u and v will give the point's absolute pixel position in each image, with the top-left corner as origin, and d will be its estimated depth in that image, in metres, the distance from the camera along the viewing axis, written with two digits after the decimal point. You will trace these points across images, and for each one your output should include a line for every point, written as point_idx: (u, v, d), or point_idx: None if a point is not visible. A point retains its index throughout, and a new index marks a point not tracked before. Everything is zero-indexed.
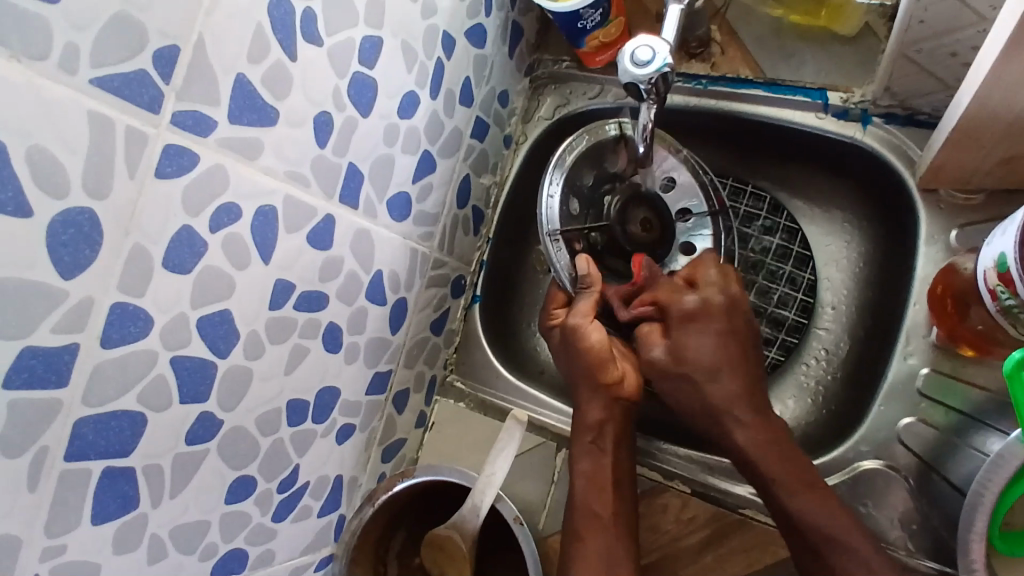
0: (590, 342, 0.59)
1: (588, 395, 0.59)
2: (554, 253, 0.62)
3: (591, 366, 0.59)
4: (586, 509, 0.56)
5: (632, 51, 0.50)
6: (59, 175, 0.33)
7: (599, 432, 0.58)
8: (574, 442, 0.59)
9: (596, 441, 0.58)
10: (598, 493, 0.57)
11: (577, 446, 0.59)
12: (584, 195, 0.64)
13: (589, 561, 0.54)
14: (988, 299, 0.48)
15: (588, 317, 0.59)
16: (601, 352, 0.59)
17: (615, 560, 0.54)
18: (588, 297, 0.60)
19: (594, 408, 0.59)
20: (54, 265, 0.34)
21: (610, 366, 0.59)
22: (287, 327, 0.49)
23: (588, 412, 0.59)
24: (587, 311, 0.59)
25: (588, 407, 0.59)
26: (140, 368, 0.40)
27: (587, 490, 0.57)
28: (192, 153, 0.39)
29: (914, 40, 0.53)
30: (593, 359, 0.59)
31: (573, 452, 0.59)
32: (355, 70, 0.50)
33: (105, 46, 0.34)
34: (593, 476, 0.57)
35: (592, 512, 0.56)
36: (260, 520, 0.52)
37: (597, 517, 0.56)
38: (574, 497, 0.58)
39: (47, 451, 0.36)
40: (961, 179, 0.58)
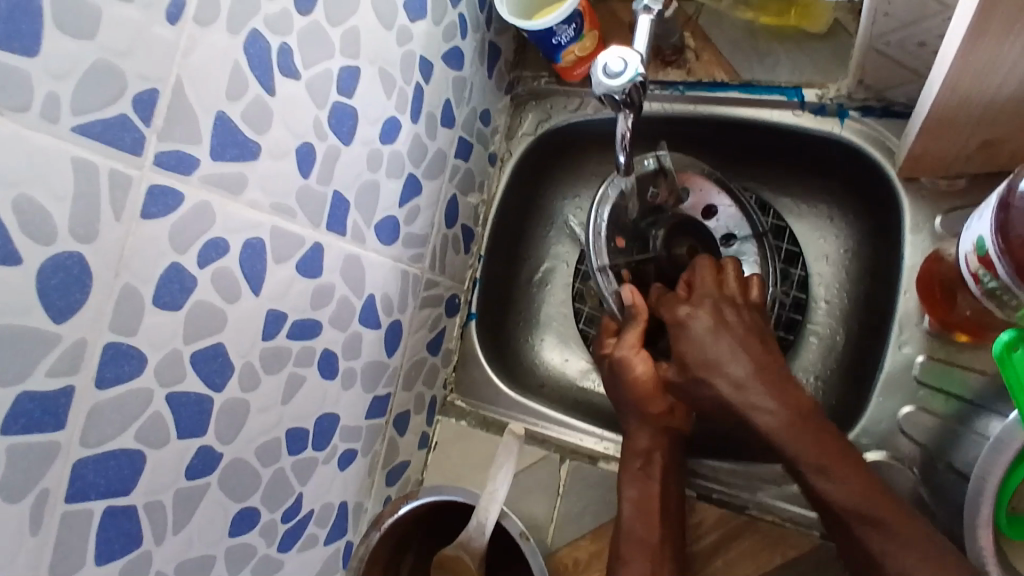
0: (635, 374, 0.61)
1: (637, 425, 0.61)
2: (603, 285, 0.64)
3: (637, 397, 0.61)
4: (630, 533, 0.57)
5: (604, 64, 0.51)
6: (45, 222, 0.34)
7: (647, 459, 0.59)
8: (623, 468, 0.60)
9: (644, 469, 0.59)
10: (644, 518, 0.57)
11: (626, 472, 0.59)
12: (628, 231, 0.66)
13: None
14: (972, 283, 0.48)
15: (635, 348, 0.61)
16: (646, 382, 0.61)
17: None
18: (634, 328, 0.62)
19: (643, 437, 0.60)
20: (45, 309, 0.35)
21: (656, 397, 0.61)
22: (282, 356, 0.50)
23: (636, 439, 0.60)
24: (632, 342, 0.61)
25: (636, 435, 0.60)
26: (137, 406, 0.40)
27: (633, 513, 0.58)
28: (177, 191, 0.40)
29: (882, 32, 0.54)
30: (637, 391, 0.61)
31: (622, 478, 0.60)
32: (335, 100, 0.51)
33: (85, 94, 0.35)
34: (642, 503, 0.58)
35: (638, 537, 0.56)
36: (266, 551, 0.52)
37: (646, 542, 0.56)
38: (622, 524, 0.58)
39: (48, 493, 0.36)
40: (941, 166, 0.58)
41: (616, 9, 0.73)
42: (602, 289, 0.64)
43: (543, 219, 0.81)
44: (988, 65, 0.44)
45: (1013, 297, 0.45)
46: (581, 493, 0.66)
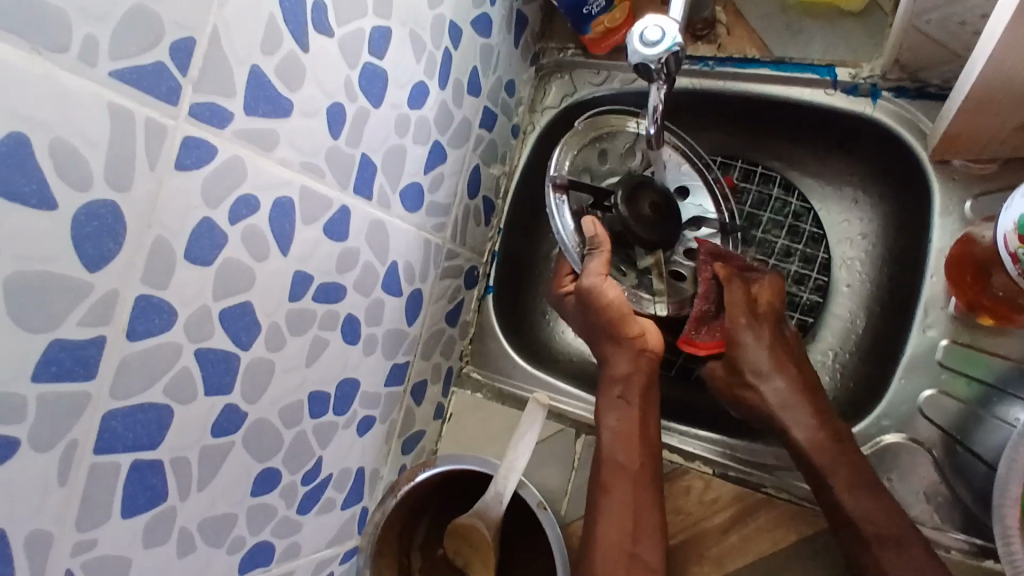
0: (608, 300, 0.59)
1: (614, 350, 0.61)
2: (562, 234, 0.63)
3: (611, 322, 0.60)
4: (613, 462, 0.58)
5: (640, 31, 0.51)
6: (82, 168, 0.33)
7: (627, 384, 0.60)
8: (603, 394, 0.61)
9: (626, 396, 0.60)
10: (626, 444, 0.58)
11: (606, 399, 0.60)
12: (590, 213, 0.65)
13: (617, 507, 0.56)
14: (1010, 264, 0.48)
15: (602, 276, 0.59)
16: (619, 309, 0.59)
17: (641, 507, 0.56)
18: (598, 258, 0.60)
19: (622, 360, 0.60)
20: (79, 256, 0.34)
21: (629, 322, 0.60)
22: (307, 319, 0.50)
23: (617, 366, 0.61)
24: (599, 270, 0.59)
25: (615, 360, 0.61)
26: (165, 361, 0.40)
27: (614, 442, 0.59)
28: (210, 145, 0.39)
29: (923, 10, 0.52)
30: (609, 316, 0.60)
31: (603, 404, 0.60)
32: (366, 61, 0.50)
33: (123, 39, 0.34)
34: (623, 429, 0.59)
35: (621, 465, 0.57)
36: (286, 512, 0.52)
37: (625, 467, 0.57)
38: (603, 448, 0.59)
39: (77, 444, 0.36)
40: (974, 150, 0.58)
41: None
42: (563, 241, 0.63)
43: None
44: None
45: None
46: None
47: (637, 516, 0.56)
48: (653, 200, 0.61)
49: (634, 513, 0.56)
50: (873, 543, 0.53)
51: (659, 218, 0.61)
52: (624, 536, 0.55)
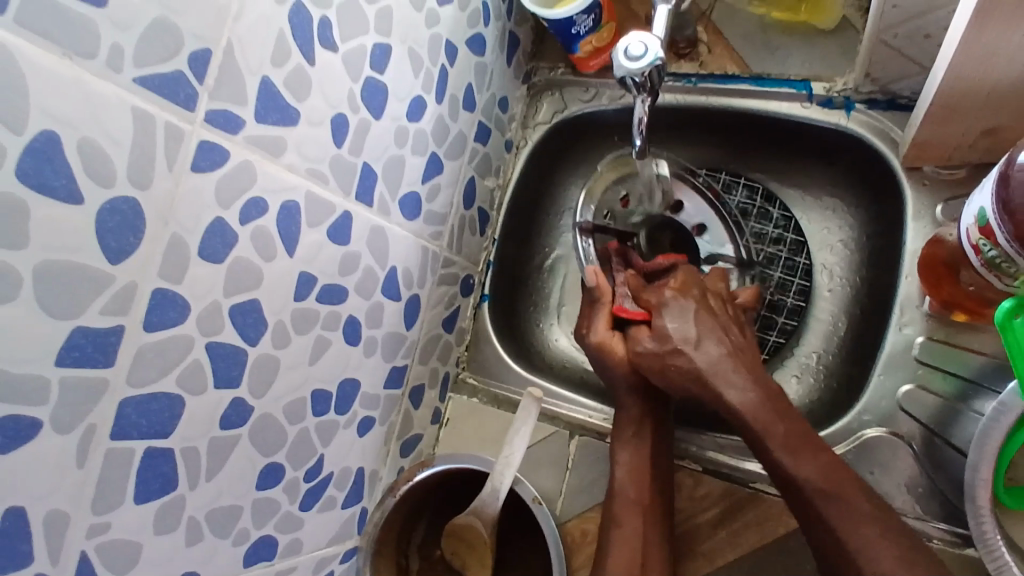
0: (616, 354, 0.62)
1: (627, 394, 0.63)
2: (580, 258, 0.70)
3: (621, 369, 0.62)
4: (623, 497, 0.59)
5: (625, 47, 0.54)
6: (106, 166, 0.36)
7: (640, 427, 0.61)
8: (617, 435, 0.62)
9: (639, 437, 0.61)
10: (638, 482, 0.59)
11: (619, 439, 0.62)
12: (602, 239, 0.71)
13: (624, 542, 0.57)
14: (972, 256, 0.51)
15: (608, 332, 0.63)
16: (632, 358, 0.62)
17: (649, 542, 0.57)
18: (602, 312, 0.64)
19: (638, 405, 0.62)
20: (102, 249, 0.37)
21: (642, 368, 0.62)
22: (311, 318, 0.52)
23: (628, 409, 0.62)
24: (604, 326, 0.63)
25: (628, 404, 0.62)
26: (177, 352, 0.42)
27: (626, 480, 0.60)
28: (223, 149, 0.42)
29: (889, 25, 0.56)
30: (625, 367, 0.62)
31: (615, 445, 0.62)
32: (367, 75, 0.53)
33: (146, 49, 0.37)
34: (635, 469, 0.60)
35: (632, 500, 0.58)
36: (288, 508, 0.54)
37: (637, 505, 0.58)
38: (615, 485, 0.60)
39: (94, 429, 0.38)
40: (943, 157, 0.61)
41: (631, 4, 0.76)
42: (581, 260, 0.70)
43: (557, 206, 0.84)
44: (989, 52, 0.47)
45: (1013, 265, 0.47)
46: (589, 467, 0.67)
47: (646, 550, 0.57)
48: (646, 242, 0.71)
49: (643, 546, 0.57)
50: (817, 501, 0.52)
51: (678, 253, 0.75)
52: (631, 568, 0.56)
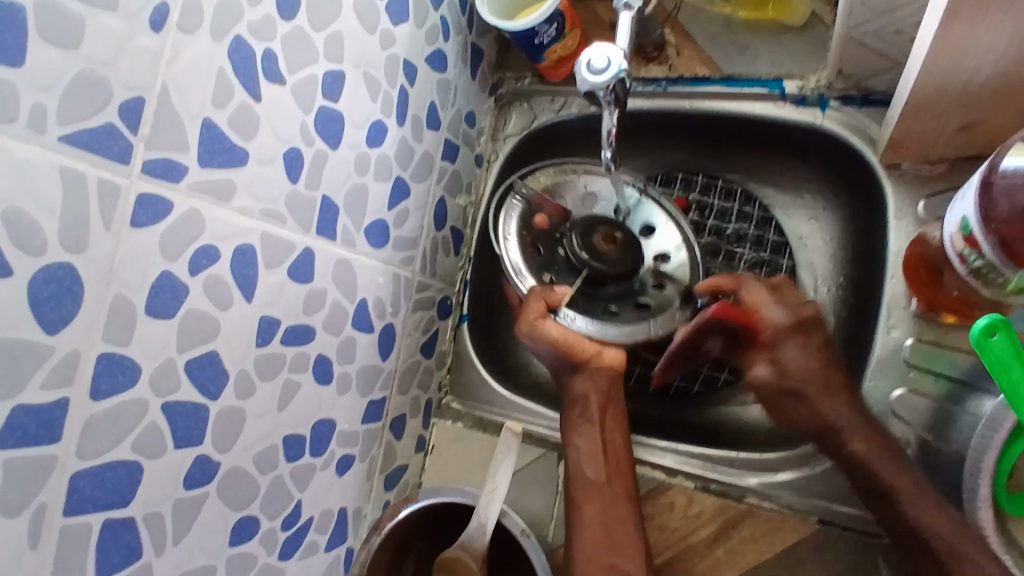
0: (551, 337, 0.61)
1: (570, 376, 0.63)
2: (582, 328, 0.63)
3: (559, 356, 0.62)
4: (580, 478, 0.58)
5: (587, 60, 0.52)
6: (34, 233, 0.34)
7: (583, 403, 0.61)
8: (563, 417, 0.62)
9: (585, 416, 0.61)
10: (590, 457, 0.59)
11: (567, 421, 0.61)
12: (543, 234, 0.68)
13: (590, 521, 0.56)
14: (957, 264, 0.49)
15: (535, 319, 0.61)
16: (565, 338, 0.61)
17: (614, 518, 0.56)
18: (536, 300, 0.62)
19: (578, 383, 0.62)
20: (37, 321, 0.34)
21: (583, 346, 0.62)
22: (276, 362, 0.50)
23: (572, 388, 0.62)
24: (534, 315, 0.61)
25: (571, 384, 0.62)
26: (133, 417, 0.40)
27: (580, 457, 0.59)
28: (166, 200, 0.40)
29: (859, 22, 0.54)
30: (561, 352, 0.61)
31: (563, 424, 0.62)
32: (320, 105, 0.51)
33: (71, 104, 0.35)
34: (588, 447, 0.59)
35: (588, 478, 0.58)
36: (267, 559, 0.52)
37: (592, 483, 0.57)
38: (569, 465, 0.59)
39: (46, 507, 0.36)
40: (921, 152, 0.59)
41: (596, 8, 0.74)
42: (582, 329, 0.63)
43: None
44: (962, 48, 0.45)
45: (999, 275, 0.46)
46: None
47: (612, 527, 0.55)
48: (607, 235, 0.67)
49: (608, 523, 0.55)
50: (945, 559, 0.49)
51: (615, 249, 0.66)
52: (601, 546, 0.54)
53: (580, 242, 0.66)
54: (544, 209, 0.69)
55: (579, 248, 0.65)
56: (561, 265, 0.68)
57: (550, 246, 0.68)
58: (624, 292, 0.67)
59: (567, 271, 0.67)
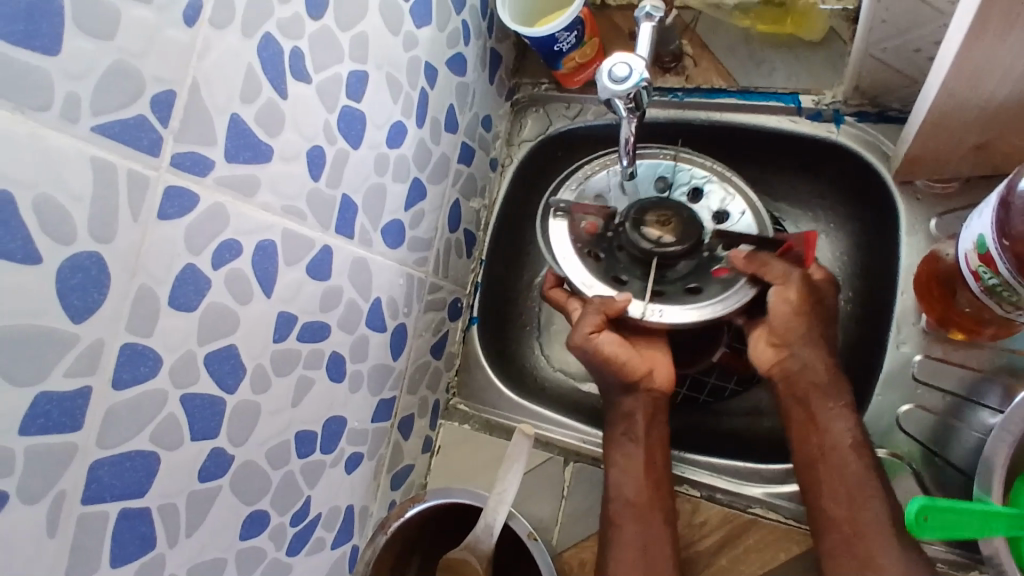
0: (601, 352, 0.62)
1: (621, 394, 0.63)
2: (677, 313, 0.61)
3: (613, 371, 0.62)
4: (621, 499, 0.59)
5: (609, 68, 0.52)
6: (65, 222, 0.34)
7: (629, 424, 0.62)
8: (609, 434, 0.63)
9: (629, 434, 0.61)
10: (632, 478, 0.59)
11: (610, 440, 0.62)
12: (594, 240, 0.67)
13: (627, 543, 0.57)
14: (972, 282, 0.49)
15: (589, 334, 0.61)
16: (617, 354, 0.62)
17: (653, 543, 0.56)
18: (594, 314, 0.61)
19: (628, 402, 0.63)
20: (64, 309, 0.35)
21: (632, 365, 0.62)
22: (292, 358, 0.50)
23: (621, 406, 0.63)
24: (587, 329, 0.61)
25: (621, 402, 0.63)
26: (152, 407, 0.40)
27: (622, 476, 0.60)
28: (192, 193, 0.40)
29: (878, 39, 0.55)
30: (616, 369, 0.62)
31: (610, 442, 0.62)
32: (343, 104, 0.51)
33: (105, 95, 0.35)
34: (628, 467, 0.60)
35: (629, 500, 0.58)
36: (275, 555, 0.52)
37: (632, 505, 0.58)
38: (611, 485, 0.60)
39: (65, 495, 0.36)
40: (935, 170, 0.60)
41: (614, 17, 0.75)
42: (678, 314, 0.61)
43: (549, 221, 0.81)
44: (984, 67, 0.46)
45: (1013, 294, 0.46)
46: (586, 495, 0.66)
47: (649, 549, 0.56)
48: (661, 217, 0.64)
49: (645, 548, 0.56)
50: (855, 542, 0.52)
51: (676, 226, 0.64)
52: (634, 570, 0.55)
53: (638, 232, 0.64)
54: (587, 215, 0.67)
55: (636, 239, 0.63)
56: (626, 263, 0.65)
57: (606, 249, 0.67)
58: (691, 268, 0.64)
59: (630, 258, 0.65)
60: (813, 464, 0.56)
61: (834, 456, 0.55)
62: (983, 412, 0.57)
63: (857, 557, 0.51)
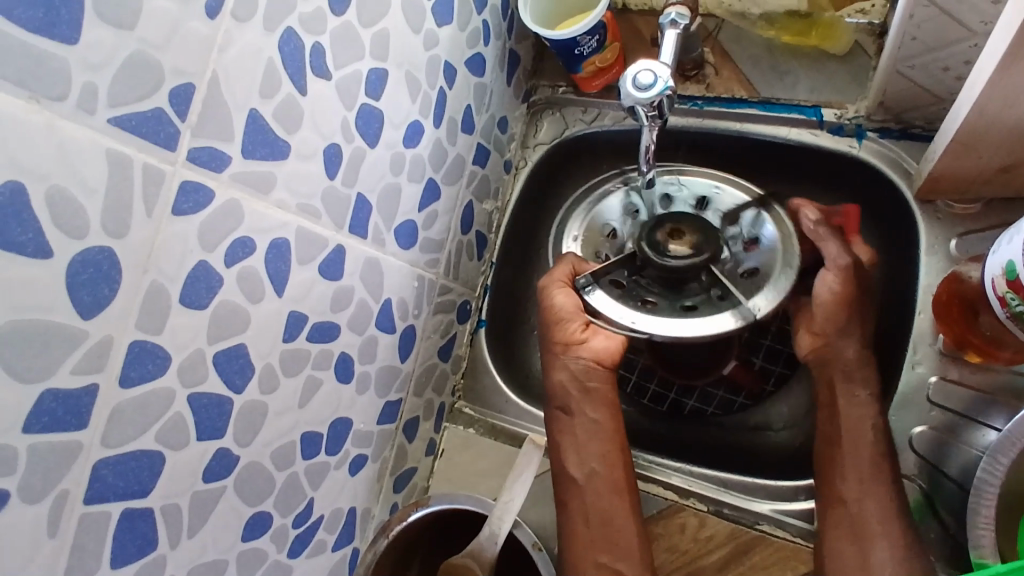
0: (554, 306, 0.62)
1: (551, 358, 0.62)
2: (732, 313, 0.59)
3: (554, 330, 0.62)
4: (566, 473, 0.58)
5: (633, 75, 0.52)
6: (78, 216, 0.33)
7: (563, 394, 0.61)
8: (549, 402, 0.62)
9: (566, 404, 0.60)
10: (576, 451, 0.58)
11: (551, 409, 0.61)
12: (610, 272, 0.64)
13: (579, 517, 0.57)
14: (997, 307, 0.49)
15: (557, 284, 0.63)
16: (564, 313, 0.62)
17: (603, 514, 0.56)
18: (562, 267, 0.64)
19: (559, 368, 0.61)
20: (74, 305, 0.34)
21: (569, 326, 0.61)
22: (301, 358, 0.49)
23: (553, 372, 0.61)
24: (556, 278, 0.63)
25: (554, 368, 0.61)
26: (158, 406, 0.39)
27: (567, 449, 0.59)
28: (208, 189, 0.39)
29: (907, 56, 0.54)
30: (555, 327, 0.62)
31: (549, 411, 0.61)
32: (362, 102, 0.50)
33: (123, 86, 0.34)
34: (571, 440, 0.59)
35: (570, 475, 0.58)
36: (276, 557, 0.51)
37: (578, 480, 0.58)
38: (557, 457, 0.59)
39: (68, 494, 0.35)
40: (958, 190, 0.59)
41: (636, 22, 0.74)
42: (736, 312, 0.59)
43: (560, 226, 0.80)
44: (1018, 89, 0.45)
45: None
46: None
47: (603, 519, 0.56)
48: (672, 231, 0.61)
49: (600, 519, 0.56)
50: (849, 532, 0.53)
51: (685, 238, 0.61)
52: (591, 543, 0.56)
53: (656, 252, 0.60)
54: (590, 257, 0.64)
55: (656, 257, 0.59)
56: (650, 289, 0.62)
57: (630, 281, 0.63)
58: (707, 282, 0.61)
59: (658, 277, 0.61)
60: (831, 441, 0.57)
61: (852, 438, 0.56)
62: (984, 431, 0.57)
63: (854, 527, 0.53)
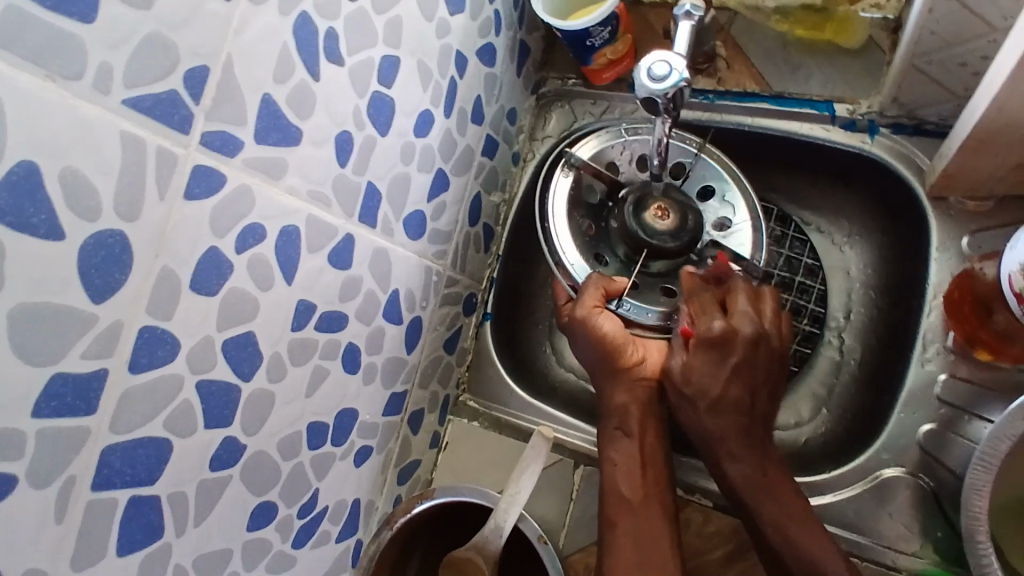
0: (602, 331, 0.61)
1: (609, 382, 0.61)
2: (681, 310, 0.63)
3: (607, 355, 0.61)
4: (618, 495, 0.57)
5: (649, 66, 0.51)
6: (90, 197, 0.33)
7: (623, 417, 0.60)
8: (602, 427, 0.61)
9: (624, 428, 0.60)
10: (626, 474, 0.58)
11: (604, 432, 0.61)
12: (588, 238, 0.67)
13: (623, 540, 0.55)
14: (1013, 303, 0.49)
15: (595, 309, 0.61)
16: (617, 338, 0.61)
17: (650, 537, 0.55)
18: (595, 289, 0.61)
19: (618, 391, 0.61)
20: (85, 288, 0.33)
21: (626, 351, 0.61)
22: (308, 348, 0.49)
23: (612, 397, 0.61)
24: (593, 302, 0.61)
25: (612, 393, 0.61)
26: (167, 393, 0.39)
27: (618, 472, 0.58)
28: (220, 173, 0.39)
29: (924, 51, 0.54)
30: (609, 350, 0.61)
31: (602, 436, 0.61)
32: (374, 90, 0.50)
33: (137, 66, 0.34)
34: (624, 463, 0.58)
35: (622, 495, 0.57)
36: (280, 547, 0.51)
37: (629, 502, 0.57)
38: (606, 480, 0.59)
39: (75, 481, 0.35)
40: (971, 187, 0.59)
41: (648, 15, 0.74)
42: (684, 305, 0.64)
43: None
44: None
45: None
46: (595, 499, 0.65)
47: (642, 544, 0.55)
48: (660, 207, 0.63)
49: (640, 544, 0.55)
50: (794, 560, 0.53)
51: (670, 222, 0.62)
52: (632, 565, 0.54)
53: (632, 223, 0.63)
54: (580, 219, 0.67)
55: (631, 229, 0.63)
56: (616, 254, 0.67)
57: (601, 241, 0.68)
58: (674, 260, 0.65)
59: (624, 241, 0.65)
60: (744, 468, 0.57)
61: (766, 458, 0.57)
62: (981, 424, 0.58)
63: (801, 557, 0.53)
